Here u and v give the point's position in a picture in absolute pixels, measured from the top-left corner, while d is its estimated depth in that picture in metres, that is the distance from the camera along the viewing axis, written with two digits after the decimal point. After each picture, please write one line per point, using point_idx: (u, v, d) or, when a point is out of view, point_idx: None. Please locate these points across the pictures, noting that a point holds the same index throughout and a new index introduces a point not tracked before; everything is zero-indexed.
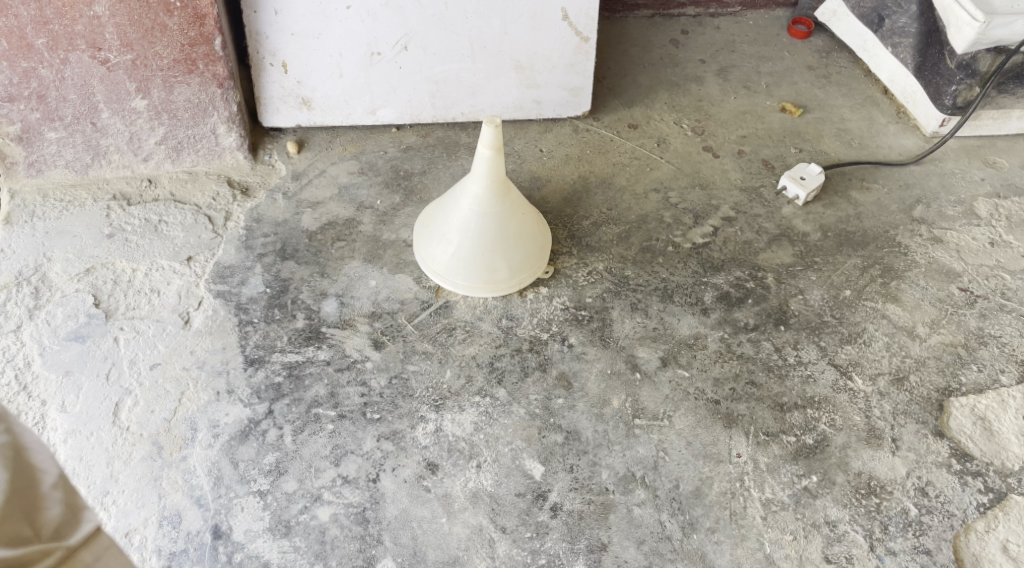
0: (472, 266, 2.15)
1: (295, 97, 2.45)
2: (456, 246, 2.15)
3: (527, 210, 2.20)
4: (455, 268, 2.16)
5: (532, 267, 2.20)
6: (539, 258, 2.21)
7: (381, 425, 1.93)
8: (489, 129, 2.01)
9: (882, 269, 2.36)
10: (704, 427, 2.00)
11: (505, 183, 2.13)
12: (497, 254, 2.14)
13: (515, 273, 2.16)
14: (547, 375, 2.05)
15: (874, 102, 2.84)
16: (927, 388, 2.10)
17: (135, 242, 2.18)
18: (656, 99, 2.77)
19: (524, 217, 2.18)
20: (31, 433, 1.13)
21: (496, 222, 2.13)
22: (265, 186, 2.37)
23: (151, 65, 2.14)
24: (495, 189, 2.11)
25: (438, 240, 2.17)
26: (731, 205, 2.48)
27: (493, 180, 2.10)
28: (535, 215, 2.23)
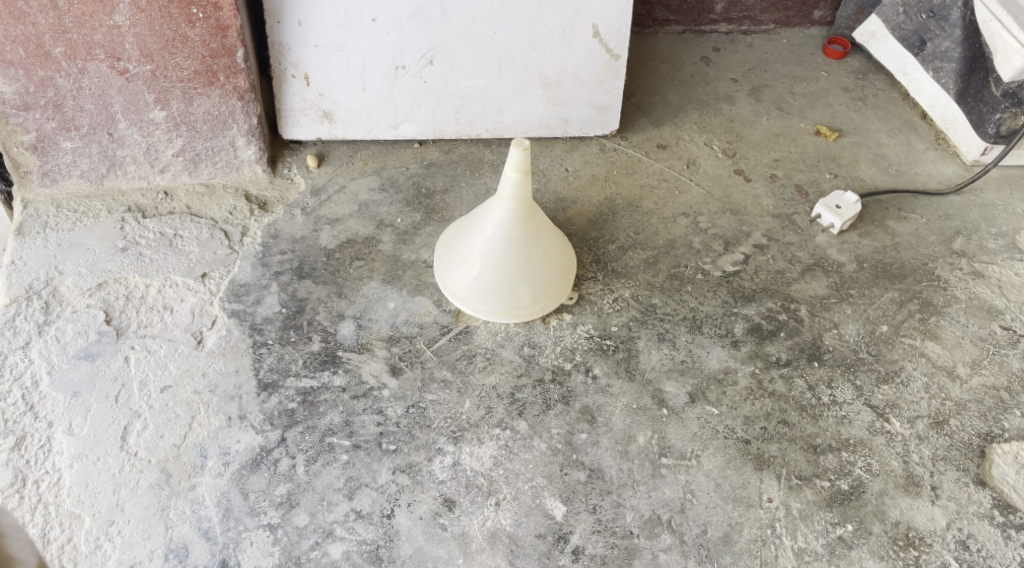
0: (494, 291, 2.06)
1: (316, 109, 2.38)
2: (478, 270, 2.07)
3: (553, 234, 2.11)
4: (476, 292, 2.08)
5: (557, 292, 2.11)
6: (564, 284, 2.13)
7: (397, 457, 1.85)
8: (517, 151, 1.93)
9: (920, 304, 2.27)
10: (734, 468, 1.92)
11: (532, 206, 2.05)
12: (521, 279, 2.06)
13: (538, 298, 2.08)
14: (571, 408, 1.97)
15: (912, 126, 2.73)
16: (968, 433, 2.03)
17: (149, 257, 2.12)
18: (686, 119, 2.69)
19: (550, 241, 2.10)
20: (8, 517, 1.08)
21: (521, 246, 2.05)
22: (284, 201, 2.30)
23: (171, 76, 2.08)
24: (521, 212, 2.03)
25: (460, 263, 2.09)
26: (763, 231, 2.39)
27: (519, 204, 2.02)
28: (561, 239, 2.15)
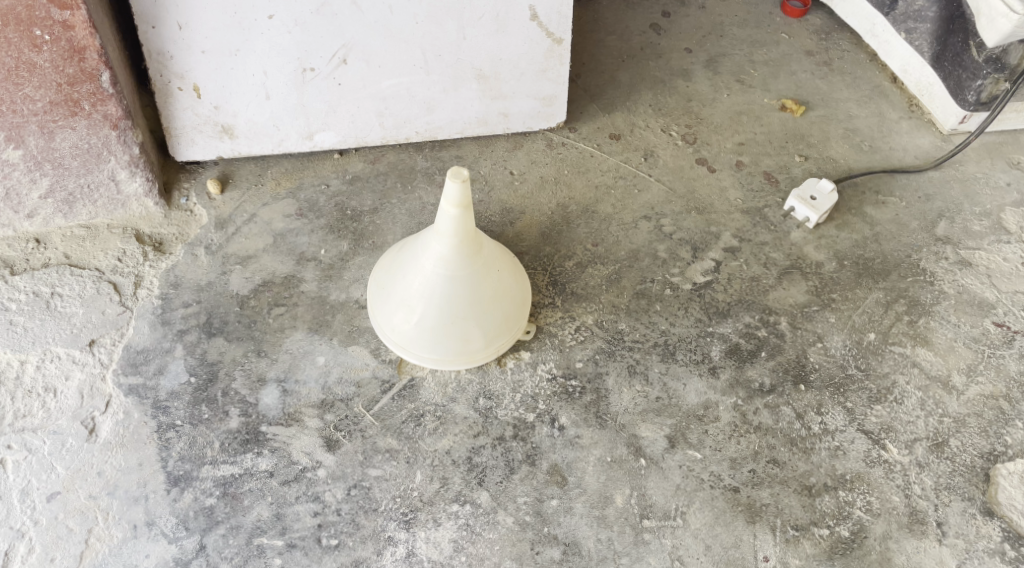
0: (440, 338, 1.77)
1: (212, 124, 2.03)
2: (420, 315, 1.77)
3: (502, 263, 1.82)
4: (421, 340, 1.79)
5: (511, 329, 1.83)
6: (519, 318, 1.85)
7: (340, 554, 1.61)
8: (455, 185, 1.61)
9: (907, 305, 2.05)
10: (724, 524, 1.71)
11: (476, 238, 1.75)
12: (470, 321, 1.77)
13: (491, 339, 1.80)
14: (537, 470, 1.74)
15: (883, 92, 2.49)
16: (969, 454, 1.84)
17: (21, 325, 1.79)
18: (638, 101, 2.41)
19: (500, 273, 1.81)
20: None
21: (467, 285, 1.76)
22: (183, 239, 1.97)
23: (21, 110, 1.73)
24: (465, 245, 1.73)
25: (398, 305, 1.79)
26: (733, 231, 2.15)
27: (462, 239, 1.71)
28: (511, 266, 1.86)
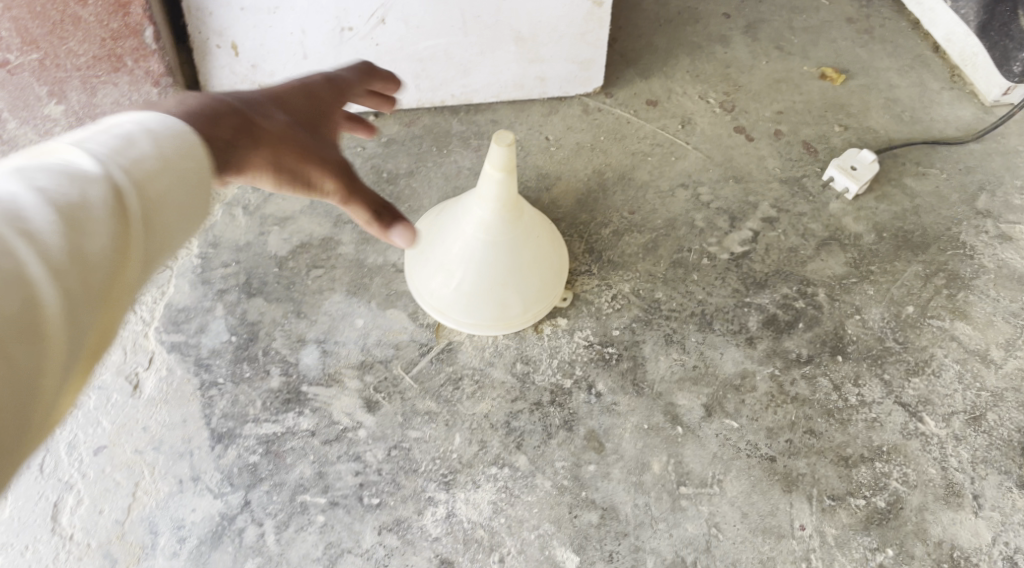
0: (479, 302, 1.77)
1: (250, 84, 2.03)
2: (459, 279, 1.76)
3: (542, 229, 1.81)
4: (459, 304, 1.78)
5: (549, 295, 1.83)
6: (557, 285, 1.84)
7: (381, 513, 1.63)
8: (500, 149, 1.60)
9: (946, 278, 2.03)
10: (761, 493, 1.72)
11: (518, 203, 1.73)
12: (509, 287, 1.76)
13: (529, 304, 1.80)
14: (575, 435, 1.74)
15: (924, 62, 2.44)
16: (1007, 428, 1.83)
17: None
18: (676, 67, 2.38)
19: (539, 239, 1.79)
20: None
21: (507, 250, 1.74)
22: (221, 198, 1.96)
23: (65, 65, 1.74)
24: (506, 211, 1.71)
25: (437, 269, 1.78)
26: (771, 201, 2.13)
27: (504, 204, 1.69)
28: (550, 232, 1.85)
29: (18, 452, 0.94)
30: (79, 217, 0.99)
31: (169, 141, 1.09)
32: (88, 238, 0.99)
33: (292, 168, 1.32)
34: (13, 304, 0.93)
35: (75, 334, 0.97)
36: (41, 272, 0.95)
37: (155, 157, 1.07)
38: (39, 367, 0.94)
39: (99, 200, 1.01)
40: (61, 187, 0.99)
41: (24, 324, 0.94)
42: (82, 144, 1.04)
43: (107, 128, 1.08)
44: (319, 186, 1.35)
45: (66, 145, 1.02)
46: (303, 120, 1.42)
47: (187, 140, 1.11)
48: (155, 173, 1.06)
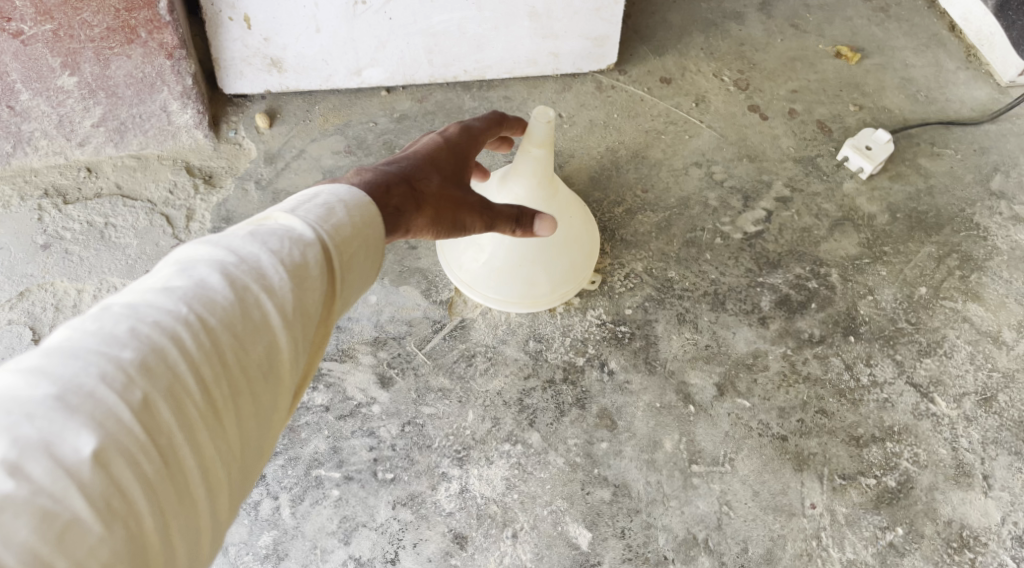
0: (507, 279, 1.76)
1: (261, 57, 2.00)
2: (490, 255, 1.75)
3: (576, 210, 1.79)
4: (487, 279, 1.78)
5: (577, 277, 1.82)
6: (586, 267, 1.83)
7: (396, 488, 1.65)
8: (540, 125, 1.59)
9: (959, 260, 2.02)
10: (772, 471, 1.72)
11: (554, 182, 1.72)
12: (538, 266, 1.75)
13: (557, 285, 1.79)
14: (588, 413, 1.75)
15: (941, 41, 2.43)
16: (1018, 409, 1.83)
17: (77, 255, 1.80)
18: (690, 44, 2.36)
19: (573, 219, 1.78)
20: None
21: None
22: (233, 172, 1.95)
23: (78, 36, 1.73)
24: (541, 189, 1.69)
25: (468, 244, 1.77)
26: (785, 181, 2.12)
27: (539, 182, 1.68)
28: (584, 214, 1.83)
29: (250, 487, 1.00)
30: (303, 273, 1.04)
31: (358, 211, 1.14)
32: (311, 294, 1.04)
33: (452, 219, 1.38)
34: (258, 352, 0.98)
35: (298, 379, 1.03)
36: (279, 323, 1.00)
37: (349, 224, 1.12)
38: (275, 408, 1.00)
39: (317, 260, 1.05)
40: (286, 247, 1.03)
41: (265, 368, 0.99)
42: (292, 211, 1.09)
43: (307, 199, 1.12)
44: (468, 224, 1.41)
45: (282, 213, 1.07)
46: (449, 170, 1.42)
47: (372, 208, 1.16)
48: (351, 239, 1.11)
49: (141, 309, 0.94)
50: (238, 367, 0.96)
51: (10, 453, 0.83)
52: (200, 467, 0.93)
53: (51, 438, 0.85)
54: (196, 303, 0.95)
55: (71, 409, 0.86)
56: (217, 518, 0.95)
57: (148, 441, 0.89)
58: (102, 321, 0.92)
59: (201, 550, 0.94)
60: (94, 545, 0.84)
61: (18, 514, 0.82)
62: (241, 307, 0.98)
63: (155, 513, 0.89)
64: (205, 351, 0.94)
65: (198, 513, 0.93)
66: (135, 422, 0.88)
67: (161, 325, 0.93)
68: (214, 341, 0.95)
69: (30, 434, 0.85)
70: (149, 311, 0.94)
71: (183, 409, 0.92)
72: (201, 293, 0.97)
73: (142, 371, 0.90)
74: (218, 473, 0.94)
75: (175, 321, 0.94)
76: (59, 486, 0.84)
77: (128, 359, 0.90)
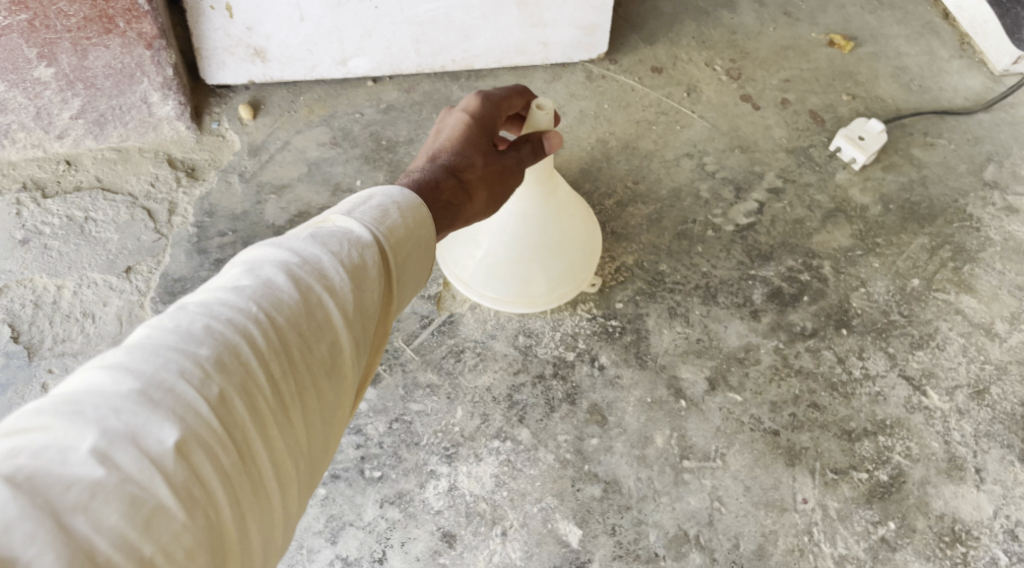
0: (502, 277, 1.74)
1: (244, 47, 1.96)
2: (487, 252, 1.73)
3: (575, 209, 1.76)
4: (483, 276, 1.76)
5: (577, 277, 1.79)
6: (586, 267, 1.80)
7: (383, 486, 1.65)
8: (542, 117, 1.49)
9: (952, 251, 2.00)
10: (763, 466, 1.71)
11: (554, 179, 1.68)
12: (535, 264, 1.73)
13: (555, 285, 1.76)
14: (577, 408, 1.73)
15: (934, 29, 2.40)
16: (1011, 402, 1.81)
17: (57, 250, 1.76)
18: (682, 33, 2.33)
19: (572, 219, 1.75)
20: None
21: (538, 227, 1.70)
22: (216, 165, 1.92)
23: (55, 26, 1.69)
24: (538, 184, 1.65)
25: (466, 241, 1.76)
26: (777, 171, 2.10)
27: (538, 180, 1.65)
28: (584, 214, 1.80)
29: (313, 487, 0.97)
30: (365, 272, 1.02)
31: (412, 213, 1.11)
32: (370, 293, 1.02)
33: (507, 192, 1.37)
34: (325, 350, 0.97)
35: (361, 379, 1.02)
36: (343, 321, 0.98)
37: (404, 224, 1.10)
38: (340, 407, 0.99)
39: (376, 260, 1.04)
40: (346, 249, 1.01)
41: (331, 367, 0.97)
42: (349, 211, 1.07)
43: (364, 199, 1.10)
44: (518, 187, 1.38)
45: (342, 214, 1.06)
46: (488, 143, 1.35)
47: (423, 210, 1.13)
48: (409, 240, 1.10)
49: (212, 306, 0.92)
50: (305, 364, 0.95)
51: (99, 441, 0.81)
52: (274, 464, 0.90)
53: (135, 431, 0.83)
54: (267, 300, 0.94)
55: (153, 403, 0.84)
56: (286, 514, 0.92)
57: (226, 436, 0.86)
58: (178, 317, 0.90)
59: (270, 548, 0.91)
60: (178, 532, 0.81)
61: (108, 499, 0.79)
62: (308, 305, 0.96)
63: (233, 505, 0.86)
64: (276, 348, 0.92)
65: (270, 511, 0.90)
66: (214, 417, 0.86)
67: (234, 321, 0.91)
68: (285, 338, 0.93)
69: (114, 428, 0.82)
70: (222, 308, 0.92)
71: (256, 404, 0.90)
72: (270, 289, 0.95)
73: (217, 366, 0.88)
74: (289, 470, 0.92)
75: (246, 318, 0.92)
76: (144, 474, 0.81)
77: (205, 355, 0.88)
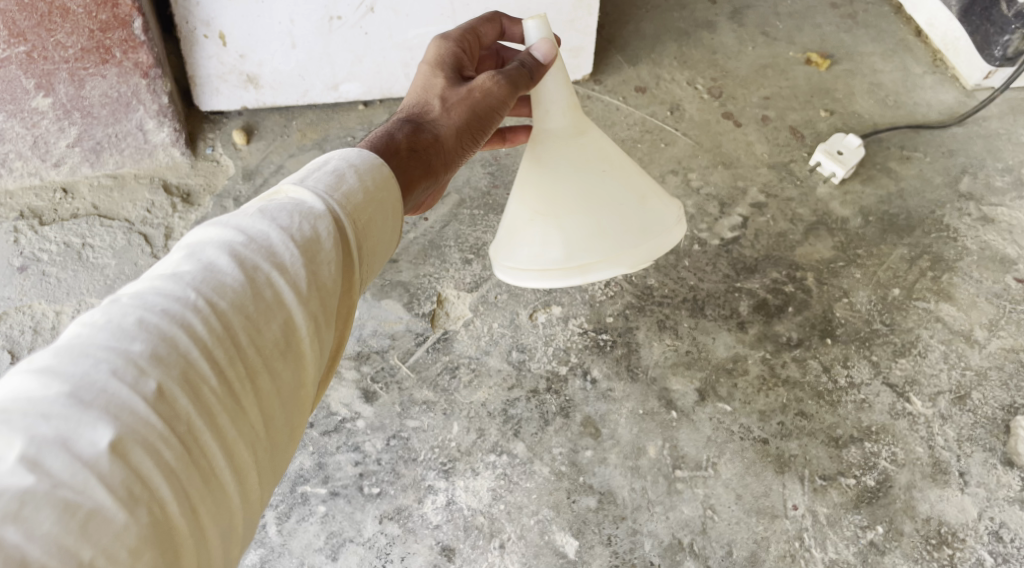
0: (521, 239, 1.41)
1: (237, 74, 2.00)
2: (511, 213, 1.47)
3: (619, 168, 1.43)
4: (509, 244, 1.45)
5: (611, 248, 1.35)
6: (627, 240, 1.36)
7: (382, 502, 1.68)
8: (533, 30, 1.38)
9: (931, 261, 2.06)
10: (754, 474, 1.75)
11: (580, 125, 1.43)
12: (551, 222, 1.39)
13: (575, 252, 1.36)
14: (571, 421, 1.77)
15: (907, 47, 2.47)
16: (991, 407, 1.86)
17: (55, 276, 1.79)
18: (663, 53, 2.40)
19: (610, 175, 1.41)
20: None
21: (556, 175, 1.40)
22: (211, 190, 1.95)
23: (53, 57, 1.72)
24: (558, 122, 1.42)
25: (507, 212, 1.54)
26: (760, 186, 2.15)
27: (556, 119, 1.42)
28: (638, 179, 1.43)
29: (275, 467, 0.99)
30: (314, 248, 1.03)
31: (372, 174, 1.13)
32: (324, 269, 1.03)
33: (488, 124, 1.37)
34: (273, 332, 0.98)
35: (319, 357, 1.03)
36: (294, 300, 1.00)
37: (362, 190, 1.11)
38: (297, 384, 1.00)
39: (328, 233, 1.05)
40: (296, 223, 1.03)
41: (284, 347, 0.99)
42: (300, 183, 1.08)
43: (317, 166, 1.11)
44: (477, 87, 1.34)
45: (292, 186, 1.06)
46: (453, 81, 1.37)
47: (384, 170, 1.14)
48: (365, 206, 1.10)
49: (150, 299, 0.93)
50: (252, 348, 0.96)
51: (28, 450, 0.83)
52: (224, 451, 0.92)
53: (66, 435, 0.84)
54: (205, 287, 0.95)
55: (85, 404, 0.86)
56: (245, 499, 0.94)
57: (168, 430, 0.88)
58: (111, 312, 0.92)
59: (234, 536, 0.93)
60: (119, 532, 0.83)
61: (39, 507, 0.81)
62: (252, 289, 0.97)
63: (178, 497, 0.87)
64: (217, 334, 0.94)
65: (227, 499, 0.92)
66: (152, 413, 0.87)
67: (171, 313, 0.92)
68: (226, 324, 0.94)
69: (46, 434, 0.84)
70: (158, 300, 0.93)
71: (200, 395, 0.91)
72: (211, 276, 0.96)
73: (153, 361, 0.89)
74: (243, 456, 0.93)
75: (184, 308, 0.93)
76: (77, 478, 0.83)
77: (139, 351, 0.90)
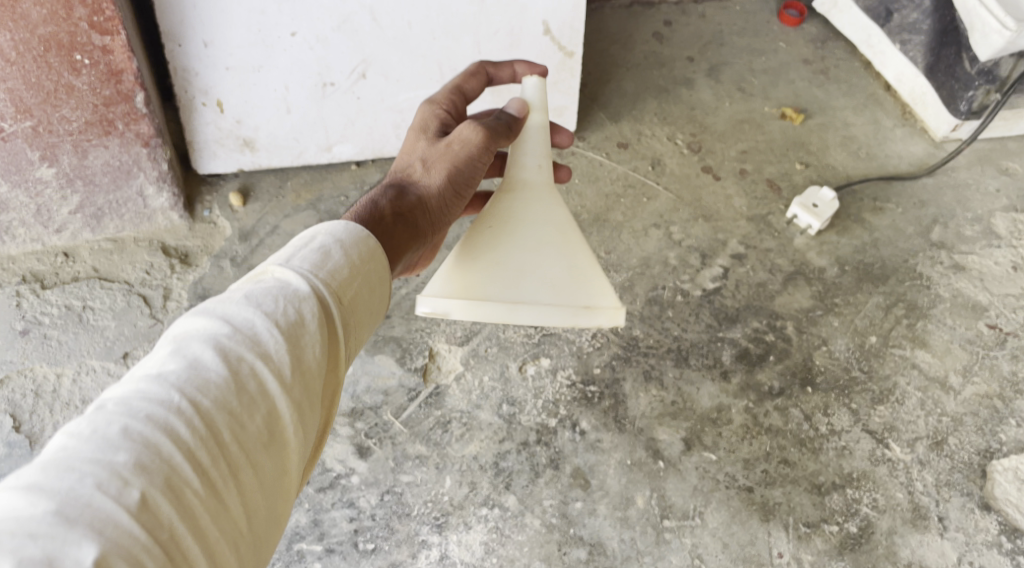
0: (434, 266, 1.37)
1: (233, 139, 2.07)
2: None
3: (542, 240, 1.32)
4: None
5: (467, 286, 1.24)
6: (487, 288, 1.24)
7: (377, 558, 1.71)
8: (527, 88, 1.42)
9: (905, 309, 2.13)
10: (740, 523, 1.79)
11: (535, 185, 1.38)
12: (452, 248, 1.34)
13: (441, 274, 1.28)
14: (561, 473, 1.82)
15: (877, 100, 2.58)
16: (967, 451, 1.92)
17: (56, 339, 1.83)
18: (644, 110, 2.49)
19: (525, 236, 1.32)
20: None
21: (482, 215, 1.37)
22: (208, 251, 2.01)
23: (57, 130, 1.79)
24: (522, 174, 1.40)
25: None
26: (739, 239, 2.23)
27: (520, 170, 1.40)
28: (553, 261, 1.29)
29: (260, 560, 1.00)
30: (297, 333, 1.05)
31: (357, 248, 1.15)
32: (307, 355, 1.05)
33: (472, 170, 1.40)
34: (257, 426, 0.99)
35: (301, 445, 1.04)
36: (277, 390, 1.02)
37: (347, 265, 1.13)
38: (280, 474, 1.02)
39: (313, 314, 1.07)
40: (282, 308, 1.05)
41: (267, 440, 1.00)
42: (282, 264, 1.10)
43: (304, 242, 1.13)
44: (455, 141, 1.37)
45: (277, 267, 1.08)
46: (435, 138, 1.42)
47: (371, 242, 1.17)
48: (348, 282, 1.13)
49: (133, 404, 0.94)
50: (236, 445, 0.97)
51: None
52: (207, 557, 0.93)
53: (52, 555, 0.84)
54: (189, 387, 0.96)
55: (71, 521, 0.86)
56: None
57: (152, 541, 0.89)
58: (96, 422, 0.92)
59: None
60: None
61: None
62: (237, 384, 0.99)
63: None
64: (202, 436, 0.95)
65: None
66: (138, 526, 0.88)
67: (155, 418, 0.93)
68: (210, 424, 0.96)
69: (33, 555, 0.83)
70: (142, 405, 0.94)
71: (184, 500, 0.92)
72: (196, 375, 0.97)
73: (137, 470, 0.90)
74: (226, 557, 0.95)
75: (168, 412, 0.94)
76: None
77: (123, 461, 0.90)
